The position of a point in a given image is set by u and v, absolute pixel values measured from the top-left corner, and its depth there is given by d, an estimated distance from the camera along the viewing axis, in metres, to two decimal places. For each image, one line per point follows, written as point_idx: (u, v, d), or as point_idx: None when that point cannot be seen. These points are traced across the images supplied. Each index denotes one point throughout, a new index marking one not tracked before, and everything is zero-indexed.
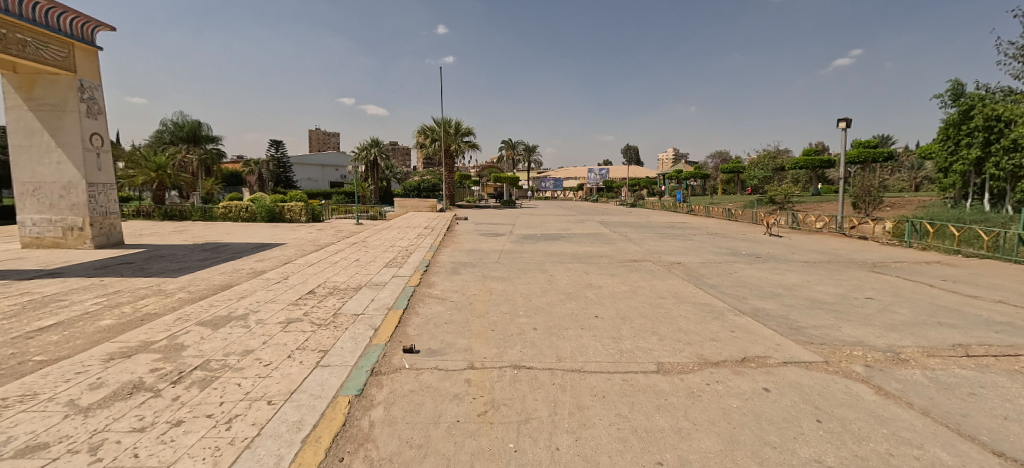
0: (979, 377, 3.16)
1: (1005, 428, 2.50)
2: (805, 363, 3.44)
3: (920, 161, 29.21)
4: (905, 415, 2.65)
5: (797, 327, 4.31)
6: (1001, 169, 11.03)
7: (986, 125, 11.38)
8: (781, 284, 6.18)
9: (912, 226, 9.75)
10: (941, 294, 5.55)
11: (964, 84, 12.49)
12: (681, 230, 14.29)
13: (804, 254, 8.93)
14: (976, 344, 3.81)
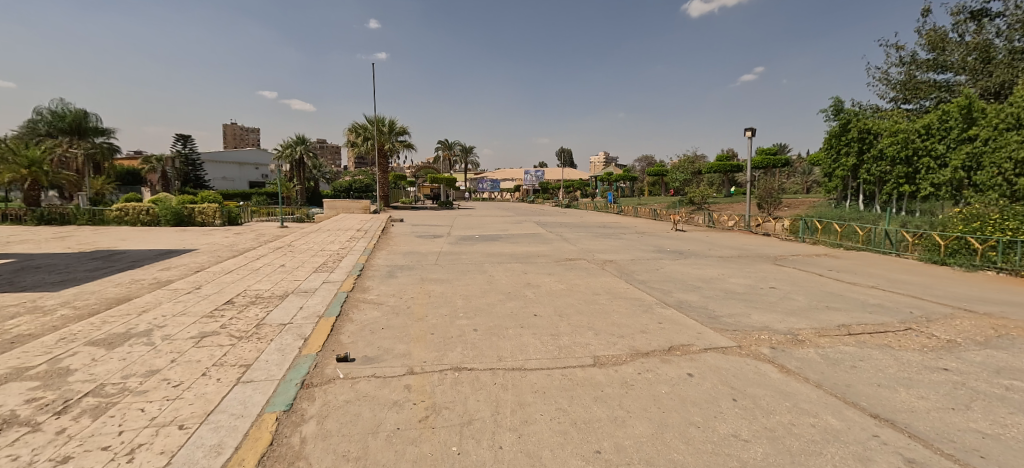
0: (857, 352, 3.71)
1: (876, 393, 2.96)
2: (723, 348, 3.80)
3: (810, 167, 33.59)
4: (803, 389, 3.04)
5: (714, 316, 4.75)
6: (870, 174, 13.04)
7: (859, 138, 13.44)
8: (701, 278, 6.77)
9: (805, 223, 11.14)
10: (828, 282, 6.43)
11: (843, 102, 14.65)
12: (612, 230, 15.06)
13: (719, 250, 9.86)
14: (854, 324, 4.47)
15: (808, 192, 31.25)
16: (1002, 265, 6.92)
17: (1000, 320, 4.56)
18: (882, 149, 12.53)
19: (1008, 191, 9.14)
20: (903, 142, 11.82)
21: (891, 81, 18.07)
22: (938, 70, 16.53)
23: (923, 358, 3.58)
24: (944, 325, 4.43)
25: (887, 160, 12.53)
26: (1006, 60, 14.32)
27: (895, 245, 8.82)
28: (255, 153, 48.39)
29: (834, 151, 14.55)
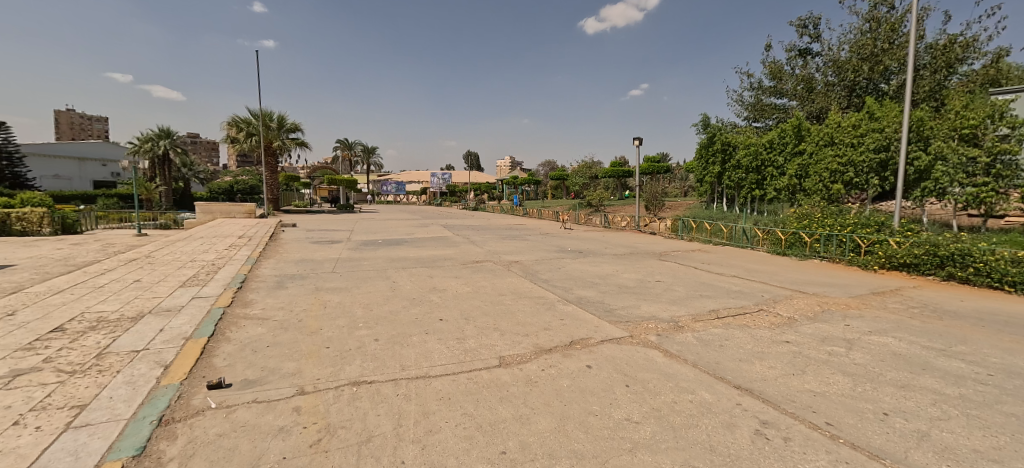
0: (723, 332, 4.28)
1: (738, 367, 3.43)
2: (617, 339, 4.09)
3: (685, 174, 38.49)
4: (683, 369, 3.39)
5: (610, 309, 5.12)
6: (731, 181, 15.35)
7: (722, 149, 15.85)
8: (598, 275, 7.26)
9: (683, 223, 12.64)
10: (700, 273, 7.37)
11: (709, 120, 17.14)
12: (518, 231, 15.45)
13: (614, 248, 10.72)
14: (721, 308, 5.16)
15: (685, 196, 35.74)
16: (824, 254, 8.68)
17: (822, 298, 5.66)
18: (739, 160, 14.85)
19: (826, 194, 11.48)
20: (754, 154, 14.19)
21: (745, 103, 21.56)
22: (776, 95, 20.18)
23: (771, 333, 4.27)
24: (785, 304, 5.36)
25: (742, 169, 14.88)
26: (821, 91, 18.07)
27: (750, 240, 10.47)
28: (99, 147, 39.93)
29: (704, 160, 16.82)
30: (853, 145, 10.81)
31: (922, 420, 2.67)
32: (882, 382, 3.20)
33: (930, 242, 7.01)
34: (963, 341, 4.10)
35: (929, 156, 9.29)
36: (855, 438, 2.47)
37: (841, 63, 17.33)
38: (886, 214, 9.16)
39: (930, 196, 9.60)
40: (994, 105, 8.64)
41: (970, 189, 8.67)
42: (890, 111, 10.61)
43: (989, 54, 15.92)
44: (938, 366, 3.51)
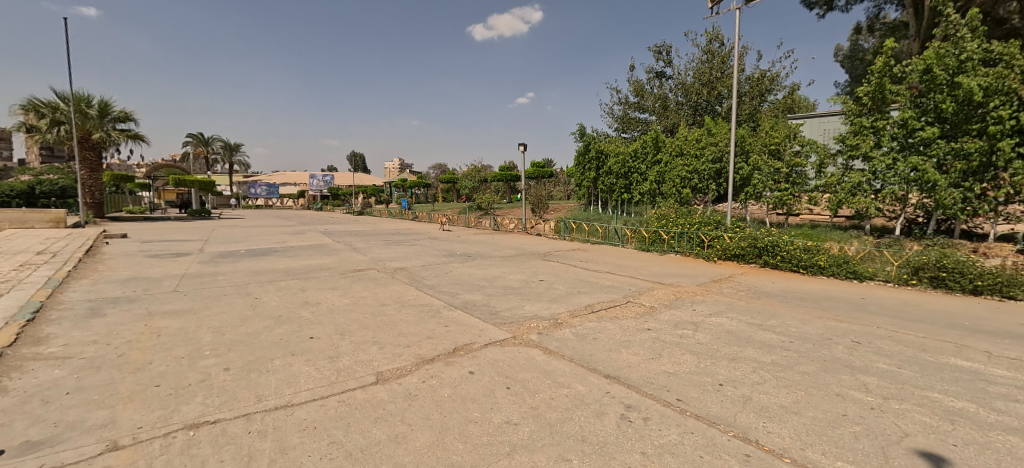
0: (596, 325, 4.62)
1: (607, 356, 3.71)
2: (500, 341, 4.11)
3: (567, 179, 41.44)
4: (560, 365, 3.53)
5: (494, 311, 5.16)
6: (604, 185, 16.92)
7: (596, 157, 17.43)
8: (485, 277, 7.31)
9: (565, 224, 13.54)
10: (579, 271, 7.93)
11: (584, 130, 18.75)
12: (406, 236, 14.87)
13: (502, 250, 10.96)
14: (595, 302, 5.58)
15: (567, 199, 38.43)
16: (678, 249, 10.07)
17: (675, 287, 6.52)
18: (610, 167, 16.44)
19: (678, 197, 13.37)
20: (622, 161, 15.90)
21: (615, 115, 24.10)
22: (639, 110, 22.92)
23: (635, 323, 4.74)
24: (647, 295, 6.03)
25: (613, 175, 16.52)
26: (673, 109, 21.07)
27: (621, 238, 11.63)
28: None
29: (581, 166, 18.24)
30: (697, 156, 12.78)
31: (746, 385, 3.19)
32: (719, 357, 3.75)
33: (751, 237, 8.60)
34: (773, 316, 5.08)
35: (749, 166, 11.42)
36: (699, 410, 2.82)
37: (688, 86, 20.40)
38: (721, 214, 10.99)
39: (751, 199, 11.81)
40: (790, 127, 11.01)
41: (776, 193, 10.90)
42: (722, 128, 12.78)
43: (786, 87, 20.26)
44: (757, 339, 4.27)
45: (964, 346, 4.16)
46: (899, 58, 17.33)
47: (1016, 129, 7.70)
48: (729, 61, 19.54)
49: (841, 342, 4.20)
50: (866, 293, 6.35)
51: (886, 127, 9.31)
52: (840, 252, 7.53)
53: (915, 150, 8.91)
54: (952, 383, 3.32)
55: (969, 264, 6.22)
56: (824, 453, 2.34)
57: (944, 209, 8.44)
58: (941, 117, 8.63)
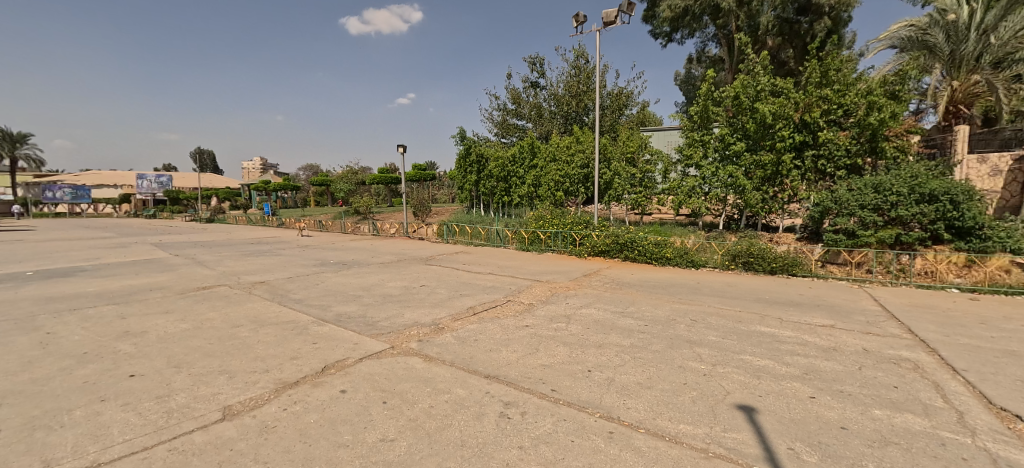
0: (478, 327, 4.66)
1: (487, 357, 3.77)
2: (378, 353, 3.85)
3: (451, 181, 41.33)
4: (441, 371, 3.45)
5: (371, 322, 4.84)
6: (486, 188, 17.29)
7: (478, 160, 17.73)
8: (362, 287, 6.83)
9: (448, 227, 13.47)
10: (462, 274, 7.94)
11: (464, 134, 18.94)
12: (268, 246, 13.11)
13: (381, 256, 10.39)
14: (477, 304, 5.64)
15: (452, 202, 38.34)
16: (554, 247, 10.81)
17: (551, 284, 6.98)
18: (491, 170, 16.89)
19: (553, 200, 14.36)
20: (501, 165, 16.47)
21: (495, 121, 24.88)
22: (517, 117, 24.07)
23: (515, 321, 4.92)
24: (526, 293, 6.33)
25: (494, 179, 17.00)
26: (548, 117, 22.65)
27: (502, 239, 12.01)
28: None
29: (463, 169, 18.32)
30: (569, 162, 13.96)
31: (610, 368, 3.53)
32: (588, 345, 4.10)
33: (614, 234, 9.69)
34: (631, 303, 5.79)
35: (611, 172, 12.84)
36: (571, 397, 3.02)
37: (560, 97, 22.11)
38: (589, 215, 12.14)
39: (614, 201, 13.30)
40: (641, 138, 12.69)
41: (633, 195, 12.46)
42: (588, 137, 14.13)
43: (639, 103, 23.31)
44: (618, 325, 4.79)
45: (762, 315, 5.30)
46: (717, 86, 21.50)
47: (792, 146, 10.11)
48: (593, 77, 21.76)
49: (682, 321, 4.98)
50: (699, 278, 7.66)
51: (710, 141, 11.37)
52: (680, 245, 8.94)
53: (730, 160, 11.07)
54: (755, 346, 4.18)
55: (766, 251, 7.97)
56: (670, 419, 2.71)
57: (750, 207, 10.64)
58: (745, 135, 10.87)
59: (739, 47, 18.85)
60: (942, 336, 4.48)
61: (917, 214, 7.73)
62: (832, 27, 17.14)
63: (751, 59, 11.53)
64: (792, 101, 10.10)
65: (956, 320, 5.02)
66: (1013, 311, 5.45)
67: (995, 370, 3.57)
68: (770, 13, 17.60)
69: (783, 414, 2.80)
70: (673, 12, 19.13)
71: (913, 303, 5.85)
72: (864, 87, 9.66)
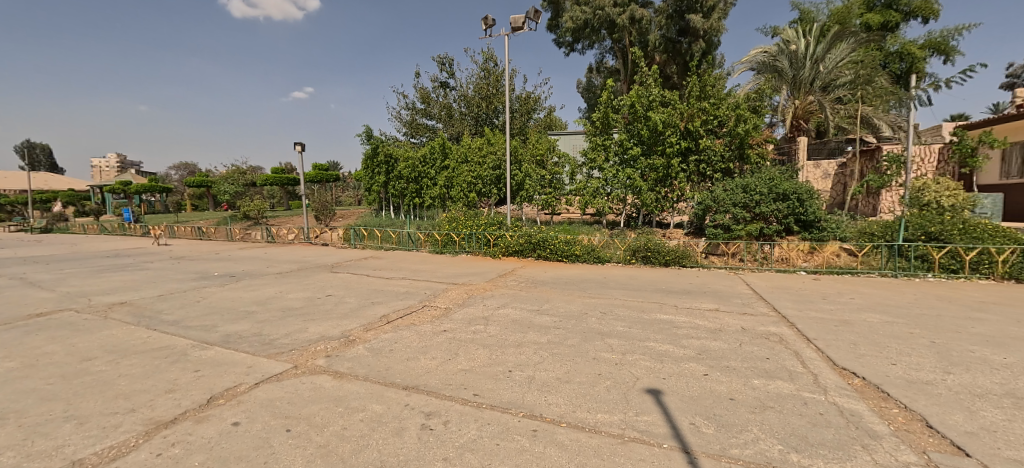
0: (393, 336, 4.41)
1: (405, 367, 3.57)
2: (277, 375, 3.41)
3: (356, 183, 38.91)
4: (353, 388, 3.17)
5: (268, 341, 4.29)
6: (395, 190, 16.58)
7: (386, 161, 16.92)
8: (255, 301, 6.05)
9: (355, 231, 12.63)
10: (372, 280, 7.48)
11: (371, 132, 17.93)
12: (127, 259, 10.96)
13: (277, 266, 9.34)
14: (391, 312, 5.35)
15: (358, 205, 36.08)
16: (468, 249, 10.73)
17: (467, 286, 6.91)
18: (401, 171, 16.25)
19: (466, 201, 14.30)
20: (411, 166, 15.94)
21: (403, 120, 24.00)
22: (427, 117, 23.53)
23: (432, 326, 4.76)
24: (442, 297, 6.18)
25: (404, 180, 16.38)
26: (458, 118, 22.54)
27: (415, 242, 11.60)
28: None
29: (370, 170, 17.35)
30: (480, 163, 14.04)
31: (530, 367, 3.58)
32: (507, 346, 4.12)
33: (527, 234, 9.96)
34: (545, 301, 5.98)
35: (521, 174, 13.17)
36: (493, 400, 2.99)
37: (470, 99, 22.16)
38: (502, 216, 12.30)
39: (525, 202, 13.67)
40: (549, 142, 13.21)
41: (544, 196, 12.94)
42: (499, 139, 14.32)
43: (545, 108, 24.35)
44: (535, 323, 4.91)
45: (660, 304, 5.85)
46: (614, 95, 23.38)
47: (679, 151, 11.38)
48: (502, 81, 22.16)
49: (593, 315, 5.27)
50: (605, 273, 8.22)
51: (610, 146, 12.27)
52: (588, 242, 9.51)
53: (628, 164, 12.06)
54: (657, 332, 4.59)
55: (661, 245, 8.84)
56: (588, 410, 2.83)
57: (646, 206, 11.70)
58: (641, 141, 11.94)
59: (632, 60, 20.74)
60: (796, 311, 5.39)
61: (775, 210, 9.22)
62: (706, 49, 19.72)
63: (643, 72, 12.70)
64: (678, 111, 11.36)
65: (806, 298, 6.11)
66: (841, 288, 6.77)
67: (834, 337, 4.39)
68: (657, 32, 19.77)
69: (684, 393, 3.10)
70: (575, 24, 20.35)
71: (774, 285, 6.95)
72: (733, 102, 11.25)
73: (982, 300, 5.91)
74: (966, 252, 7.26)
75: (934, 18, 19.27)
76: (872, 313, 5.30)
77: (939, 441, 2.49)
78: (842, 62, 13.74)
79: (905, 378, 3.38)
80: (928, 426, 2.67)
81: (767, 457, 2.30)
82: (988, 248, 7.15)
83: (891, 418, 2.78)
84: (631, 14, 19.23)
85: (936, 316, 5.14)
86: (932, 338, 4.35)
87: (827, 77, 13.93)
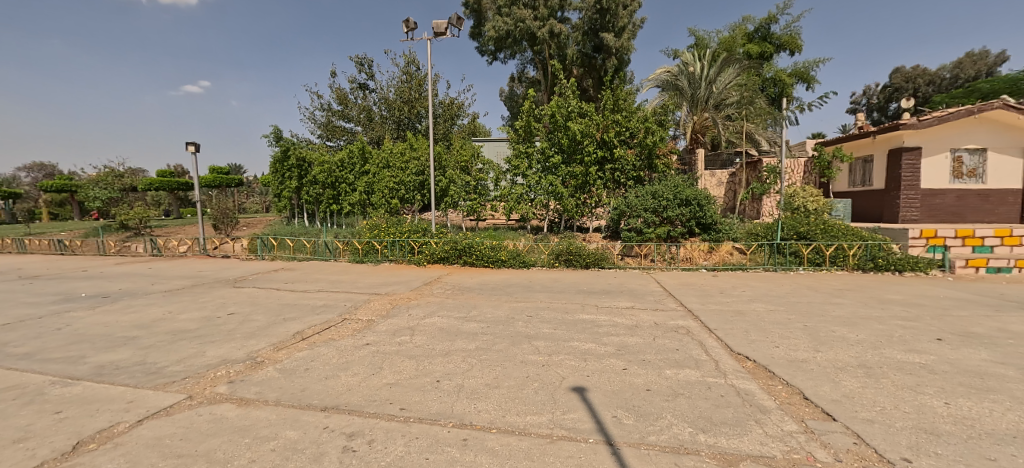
0: (309, 354, 4.07)
1: (323, 386, 3.30)
2: (166, 409, 2.95)
3: (264, 188, 35.43)
4: (262, 415, 2.85)
5: (155, 370, 3.70)
6: (309, 196, 15.39)
7: (297, 164, 15.62)
8: (136, 325, 5.18)
9: (262, 241, 11.46)
10: (284, 294, 6.84)
11: (279, 133, 16.49)
12: None
13: (165, 282, 8.13)
14: (306, 328, 4.93)
15: (266, 212, 32.78)
16: (391, 257, 10.30)
17: (391, 296, 6.63)
18: (315, 176, 15.12)
19: (388, 207, 13.74)
20: (328, 171, 14.97)
21: (317, 121, 22.49)
22: (344, 119, 22.29)
23: (354, 340, 4.47)
24: (364, 309, 5.84)
25: (319, 185, 15.28)
26: (379, 121, 21.69)
27: (332, 252, 10.86)
28: None
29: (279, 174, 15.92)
30: (403, 169, 13.60)
31: (458, 375, 3.53)
32: (434, 355, 4.02)
33: (452, 241, 9.88)
34: (473, 307, 5.95)
35: (446, 179, 13.01)
36: (422, 413, 2.88)
37: (392, 102, 21.45)
38: (427, 223, 12.04)
39: (450, 208, 13.51)
40: (473, 148, 13.23)
41: (469, 202, 12.89)
42: (423, 144, 13.99)
43: (470, 114, 24.33)
44: (464, 330, 4.86)
45: (583, 305, 6.14)
46: (536, 105, 24.18)
47: (596, 160, 12.10)
48: (425, 85, 21.76)
49: (520, 319, 5.37)
50: (530, 277, 8.42)
51: (533, 153, 12.66)
52: (513, 247, 9.68)
53: (549, 171, 12.54)
54: (580, 332, 4.81)
55: (582, 249, 9.30)
56: (517, 413, 2.86)
57: (568, 212, 12.22)
58: (561, 149, 12.49)
59: (552, 72, 21.65)
60: (699, 305, 6.00)
61: (679, 214, 10.18)
62: (618, 66, 21.24)
63: (562, 84, 13.30)
64: (594, 122, 12.09)
65: (707, 292, 6.84)
66: (734, 282, 7.69)
67: (730, 326, 4.96)
68: (574, 47, 20.96)
69: (606, 388, 3.27)
70: (497, 33, 20.72)
71: (680, 282, 7.67)
72: (642, 115, 12.23)
73: (838, 287, 7.12)
74: (826, 248, 8.68)
75: (798, 52, 22.85)
76: (759, 303, 6.10)
77: (813, 410, 2.93)
78: (729, 85, 15.69)
79: (786, 358, 3.93)
80: (805, 397, 3.13)
81: (680, 440, 2.51)
82: (841, 244, 8.63)
83: (777, 394, 3.20)
84: (551, 29, 20.14)
85: (806, 303, 6.07)
86: (804, 322, 5.12)
87: (718, 97, 15.79)
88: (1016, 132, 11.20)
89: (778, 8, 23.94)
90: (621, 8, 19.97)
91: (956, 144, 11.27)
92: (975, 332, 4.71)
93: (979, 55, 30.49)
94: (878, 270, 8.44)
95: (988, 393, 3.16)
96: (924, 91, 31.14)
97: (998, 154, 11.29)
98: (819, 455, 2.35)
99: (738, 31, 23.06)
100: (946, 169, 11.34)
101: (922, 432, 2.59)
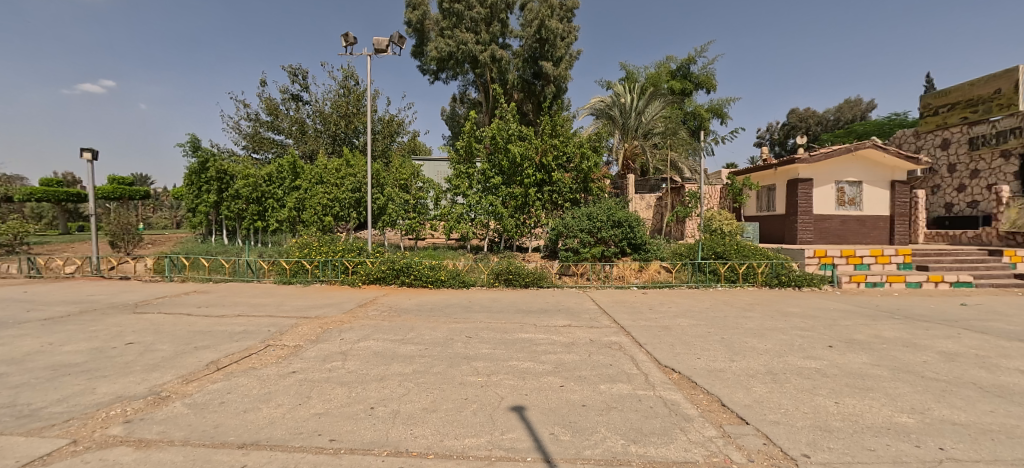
0: (226, 385, 3.70)
1: (239, 422, 2.99)
2: (43, 458, 2.50)
3: (174, 200, 32.00)
4: (165, 457, 2.52)
5: (25, 413, 3.13)
6: (230, 211, 14.18)
7: (217, 177, 14.39)
8: (2, 360, 4.34)
9: (171, 261, 10.23)
10: (195, 320, 6.14)
11: (197, 142, 15.13)
12: None
13: (43, 309, 6.94)
14: (223, 357, 4.47)
15: (176, 229, 29.60)
16: (323, 278, 9.73)
17: (322, 319, 6.26)
18: (237, 190, 13.98)
19: (320, 225, 13.01)
20: (253, 185, 13.91)
21: (242, 131, 20.98)
22: (273, 131, 21.05)
23: (278, 368, 4.13)
24: (291, 334, 5.42)
25: (241, 200, 14.09)
26: (312, 135, 20.72)
27: (255, 272, 10.01)
28: None
29: (195, 187, 14.54)
30: (337, 185, 12.99)
31: (394, 401, 3.39)
32: (369, 381, 3.84)
33: (390, 260, 9.58)
34: (411, 329, 5.76)
35: (384, 197, 12.58)
36: (354, 443, 2.72)
37: (327, 116, 20.61)
38: (362, 241, 11.53)
39: (387, 227, 13.05)
40: (413, 166, 12.98)
41: (407, 221, 12.57)
42: (360, 161, 13.54)
43: (410, 132, 23.97)
44: (399, 354, 4.68)
45: (521, 324, 6.19)
46: (477, 126, 24.52)
47: (535, 182, 12.52)
48: (363, 100, 21.24)
49: (458, 339, 5.30)
50: (470, 297, 8.37)
51: (473, 174, 12.75)
52: (453, 267, 9.59)
53: (489, 191, 12.70)
54: (518, 351, 4.86)
55: (521, 269, 9.45)
56: (455, 436, 2.81)
57: (507, 231, 12.42)
58: (501, 171, 12.74)
59: (493, 95, 22.23)
60: (630, 322, 6.34)
61: (612, 235, 10.75)
62: (556, 93, 22.31)
63: (503, 108, 13.67)
64: (533, 146, 12.52)
65: (637, 309, 7.25)
66: (661, 299, 8.23)
67: (657, 340, 5.30)
68: (515, 72, 21.79)
69: (544, 406, 3.32)
70: (439, 54, 20.89)
71: (613, 300, 8.06)
72: (578, 141, 12.87)
73: (749, 302, 7.90)
74: (739, 266, 9.61)
75: (712, 91, 25.57)
76: (683, 318, 6.57)
77: (729, 416, 3.20)
78: (656, 116, 17.13)
79: (706, 368, 4.27)
80: (722, 404, 3.41)
81: (613, 452, 2.62)
82: (751, 263, 9.61)
83: (699, 403, 3.46)
84: (492, 54, 20.77)
85: (723, 317, 6.64)
86: (721, 335, 5.60)
87: (646, 126, 17.14)
88: (882, 169, 13.33)
89: (696, 51, 26.72)
90: (559, 40, 21.23)
91: (839, 177, 13.16)
92: (857, 339, 5.46)
93: (854, 102, 36.26)
94: (782, 286, 9.51)
95: (867, 391, 3.67)
96: (814, 129, 36.38)
97: (870, 187, 13.34)
98: (734, 457, 2.57)
99: (663, 69, 25.31)
100: (832, 198, 13.17)
101: (818, 429, 2.94)
